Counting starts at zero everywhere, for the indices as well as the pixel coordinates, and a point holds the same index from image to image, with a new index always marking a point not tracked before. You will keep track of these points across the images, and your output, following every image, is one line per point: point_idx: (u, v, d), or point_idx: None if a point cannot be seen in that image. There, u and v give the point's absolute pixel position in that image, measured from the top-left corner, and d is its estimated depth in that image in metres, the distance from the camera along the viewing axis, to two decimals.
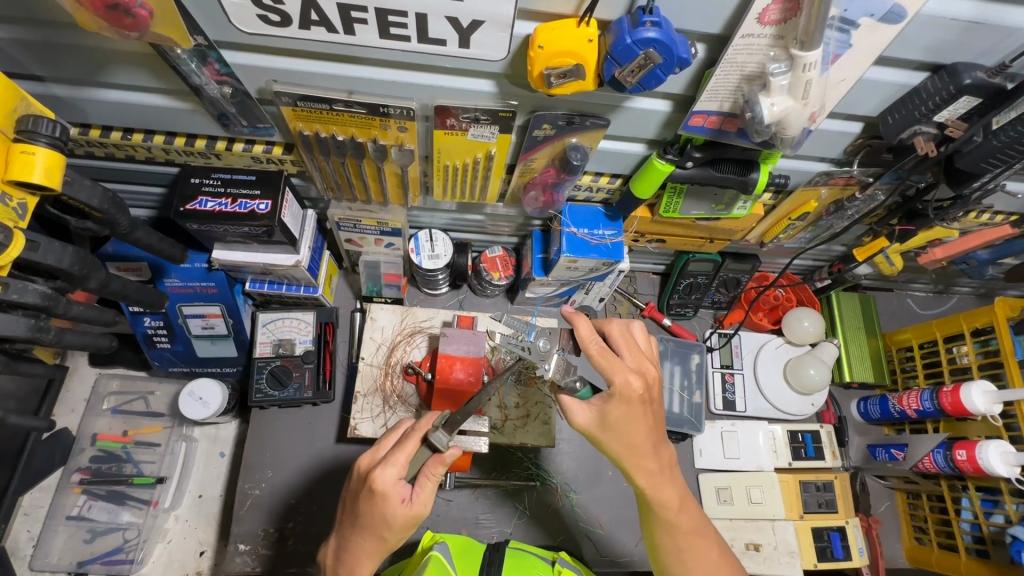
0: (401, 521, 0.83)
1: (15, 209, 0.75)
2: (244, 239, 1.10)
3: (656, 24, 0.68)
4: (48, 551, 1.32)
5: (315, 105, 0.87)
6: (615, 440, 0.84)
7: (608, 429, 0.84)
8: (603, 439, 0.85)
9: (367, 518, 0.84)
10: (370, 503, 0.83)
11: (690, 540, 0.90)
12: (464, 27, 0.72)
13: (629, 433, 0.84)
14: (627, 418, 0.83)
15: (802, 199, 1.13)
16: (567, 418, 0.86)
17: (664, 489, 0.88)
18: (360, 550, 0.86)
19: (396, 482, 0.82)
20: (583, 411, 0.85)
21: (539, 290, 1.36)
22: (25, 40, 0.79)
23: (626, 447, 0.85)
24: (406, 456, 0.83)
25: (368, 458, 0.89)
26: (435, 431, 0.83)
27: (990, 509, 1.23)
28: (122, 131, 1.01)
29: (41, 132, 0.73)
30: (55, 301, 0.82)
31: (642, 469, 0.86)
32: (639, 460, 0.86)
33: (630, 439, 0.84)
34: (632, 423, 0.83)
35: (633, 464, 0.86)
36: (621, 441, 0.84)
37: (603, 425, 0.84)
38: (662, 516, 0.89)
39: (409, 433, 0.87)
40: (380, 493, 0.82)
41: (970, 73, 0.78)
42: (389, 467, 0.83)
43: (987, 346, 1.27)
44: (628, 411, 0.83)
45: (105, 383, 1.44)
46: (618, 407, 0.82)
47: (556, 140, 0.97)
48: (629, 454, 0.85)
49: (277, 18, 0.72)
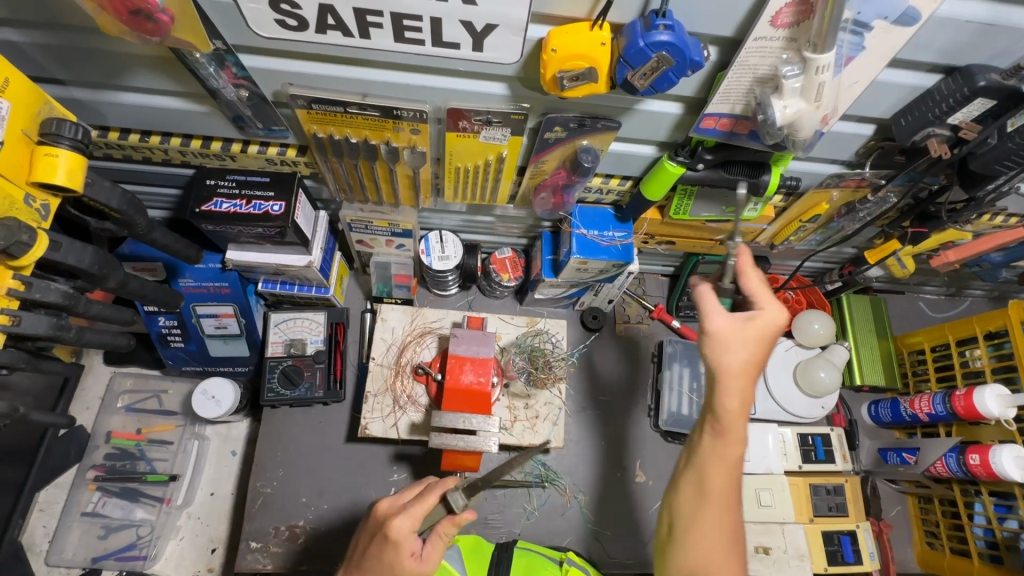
0: (405, 575, 0.83)
1: (38, 209, 0.77)
2: (258, 239, 1.11)
3: (669, 27, 0.69)
4: (64, 546, 1.34)
5: (329, 107, 0.88)
6: (739, 351, 0.81)
7: (745, 339, 0.82)
8: (725, 347, 0.82)
9: (374, 565, 0.84)
10: (381, 548, 0.84)
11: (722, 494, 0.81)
12: (478, 30, 0.73)
13: (745, 347, 0.81)
14: (760, 342, 0.82)
15: (813, 201, 1.12)
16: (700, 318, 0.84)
17: (738, 424, 0.81)
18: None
19: (410, 533, 0.83)
20: (722, 317, 0.83)
21: (548, 292, 1.37)
22: (48, 45, 0.81)
23: (743, 362, 0.81)
24: (423, 509, 0.83)
25: (388, 502, 0.90)
26: (454, 490, 0.84)
27: (1004, 514, 1.21)
28: (140, 134, 1.02)
29: (64, 135, 0.75)
30: (76, 300, 0.83)
31: (732, 392, 0.81)
32: (732, 385, 0.81)
33: (750, 359, 0.81)
34: (757, 345, 0.82)
35: (721, 388, 0.81)
36: (748, 356, 0.81)
37: (735, 337, 0.82)
38: (721, 438, 0.82)
39: (431, 486, 0.88)
40: (394, 541, 0.82)
41: (984, 75, 0.78)
42: (405, 515, 0.83)
43: (1001, 349, 1.26)
44: (772, 331, 0.82)
45: (119, 382, 1.46)
46: (756, 326, 0.82)
47: (567, 143, 0.97)
48: (743, 373, 0.81)
49: (295, 23, 0.73)
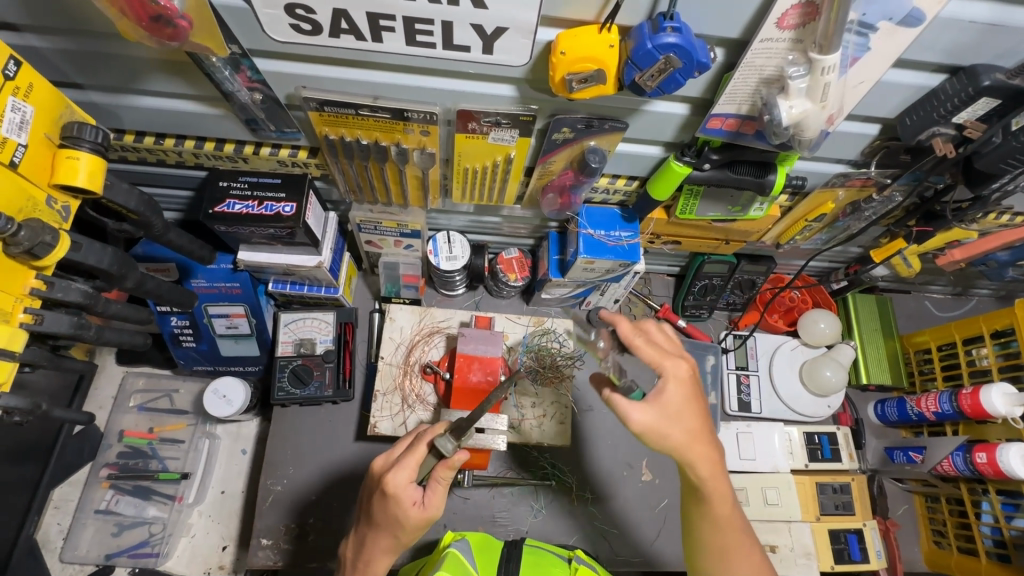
0: (413, 522, 0.85)
1: (59, 211, 0.78)
2: (269, 240, 1.13)
3: (676, 30, 0.70)
4: (78, 544, 1.36)
5: (341, 110, 0.90)
6: (675, 428, 0.82)
7: (671, 418, 0.82)
8: (666, 431, 0.82)
9: (382, 516, 0.87)
10: (384, 504, 0.86)
11: (735, 535, 0.87)
12: (489, 33, 0.74)
13: (682, 421, 0.82)
14: (683, 404, 0.83)
15: (819, 201, 1.13)
16: (623, 422, 0.82)
17: (724, 502, 0.85)
18: (376, 547, 0.89)
19: (408, 484, 0.85)
20: (641, 411, 0.81)
21: (555, 292, 1.38)
22: (68, 50, 0.83)
23: (691, 436, 0.82)
24: (415, 459, 0.85)
25: (381, 460, 0.92)
26: (441, 437, 0.85)
27: (1011, 512, 1.22)
28: (154, 136, 1.04)
29: (85, 138, 0.76)
30: (95, 299, 0.84)
31: (703, 460, 0.83)
32: (695, 454, 0.82)
33: (691, 427, 0.82)
34: (685, 410, 0.83)
35: (694, 454, 0.83)
36: (693, 428, 0.83)
37: (663, 416, 0.82)
38: (715, 515, 0.86)
39: (420, 436, 0.89)
40: (392, 495, 0.84)
41: (989, 74, 0.78)
42: (400, 469, 0.85)
43: (1007, 348, 1.27)
44: (687, 392, 0.83)
45: (132, 381, 1.48)
46: (677, 393, 0.83)
47: (575, 144, 0.98)
48: (692, 443, 0.82)
49: (309, 28, 0.74)
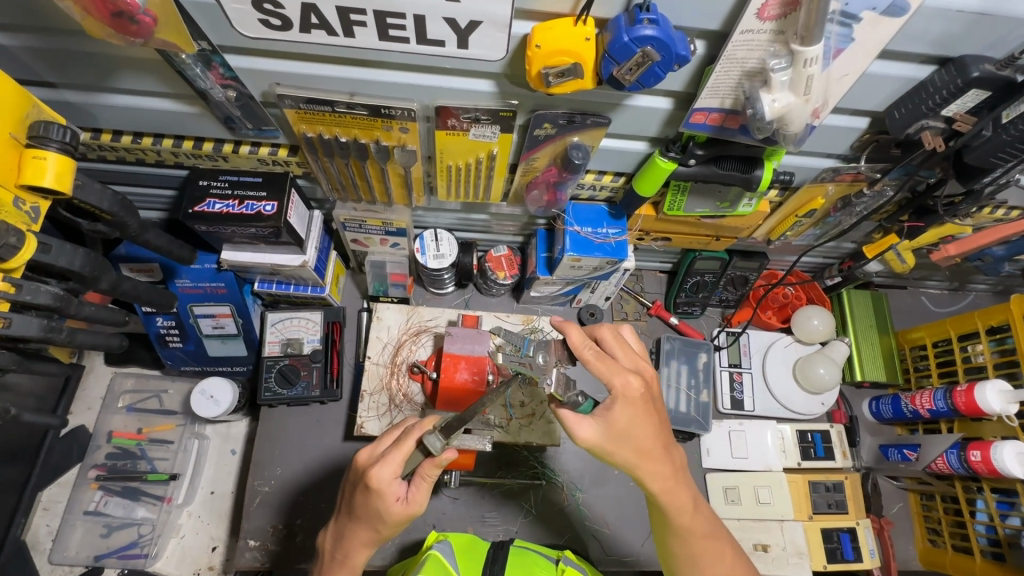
0: (394, 518, 0.84)
1: (28, 212, 0.78)
2: (252, 239, 1.11)
3: (653, 22, 0.68)
4: (67, 545, 1.36)
5: (318, 107, 0.88)
6: (624, 447, 0.81)
7: (619, 437, 0.81)
8: (613, 450, 0.81)
9: (363, 510, 0.86)
10: (366, 497, 0.85)
11: (704, 545, 0.89)
12: (462, 27, 0.72)
13: (631, 441, 0.81)
14: (632, 421, 0.81)
15: (809, 196, 1.11)
16: (572, 437, 0.82)
17: (683, 514, 0.87)
18: (355, 539, 0.88)
19: (392, 480, 0.83)
20: (587, 427, 0.81)
21: (544, 290, 1.36)
22: (37, 48, 0.82)
23: (641, 452, 0.82)
24: (401, 455, 0.84)
25: (367, 453, 0.91)
26: (430, 434, 0.83)
27: (1006, 510, 1.20)
28: (132, 135, 1.02)
29: (52, 138, 0.75)
30: (67, 302, 0.84)
31: (655, 476, 0.84)
32: (648, 468, 0.83)
33: (641, 443, 0.82)
34: (635, 426, 0.82)
35: (645, 471, 0.83)
36: (641, 444, 0.82)
37: (611, 436, 0.81)
38: (677, 526, 0.87)
39: (409, 431, 0.87)
40: (376, 490, 0.83)
41: (978, 65, 0.77)
42: (385, 464, 0.84)
43: (1003, 344, 1.24)
44: (637, 410, 0.82)
45: (120, 382, 1.48)
46: (622, 412, 0.81)
47: (557, 140, 0.97)
48: (642, 460, 0.82)
49: (279, 23, 0.73)
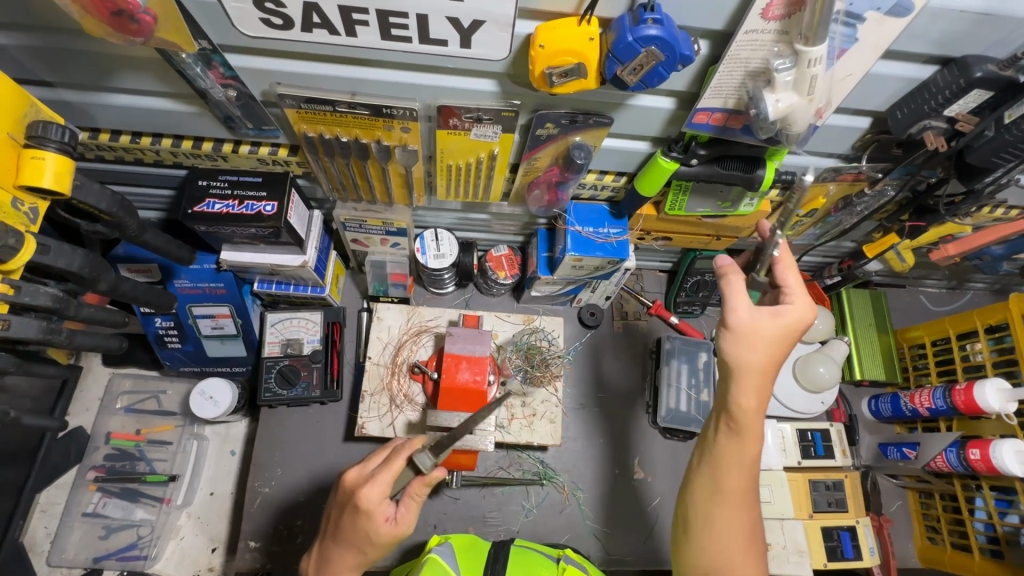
0: (383, 539, 0.84)
1: (26, 213, 0.77)
2: (251, 240, 1.11)
3: (658, 21, 0.68)
4: (65, 546, 1.35)
5: (319, 107, 0.88)
6: (759, 352, 0.82)
7: (750, 336, 0.82)
8: (736, 348, 0.82)
9: (352, 533, 0.85)
10: (353, 519, 0.84)
11: (740, 500, 0.84)
12: (465, 27, 0.72)
13: (751, 354, 0.81)
14: (771, 346, 0.82)
15: (811, 195, 1.11)
16: (726, 303, 0.83)
17: (739, 471, 0.83)
18: (342, 563, 0.87)
19: (381, 500, 0.83)
20: (743, 308, 0.82)
21: (544, 289, 1.36)
22: (34, 47, 0.81)
23: (750, 364, 0.81)
24: (391, 474, 0.84)
25: (356, 472, 0.90)
26: (420, 452, 0.86)
27: (1005, 508, 1.20)
28: (130, 134, 1.02)
29: (50, 138, 0.75)
30: (65, 303, 0.84)
31: (749, 394, 0.82)
32: (744, 386, 0.81)
33: (764, 363, 0.82)
34: (778, 338, 0.82)
35: (741, 395, 0.82)
36: (757, 360, 0.81)
37: (747, 334, 0.82)
38: (723, 477, 0.84)
39: (397, 450, 0.88)
40: (365, 510, 0.83)
41: (981, 65, 0.76)
42: (374, 485, 0.83)
43: (1001, 343, 1.25)
44: (789, 333, 0.83)
45: (119, 382, 1.47)
46: (780, 319, 0.83)
47: (560, 139, 0.96)
48: (747, 372, 0.82)
49: (280, 22, 0.72)
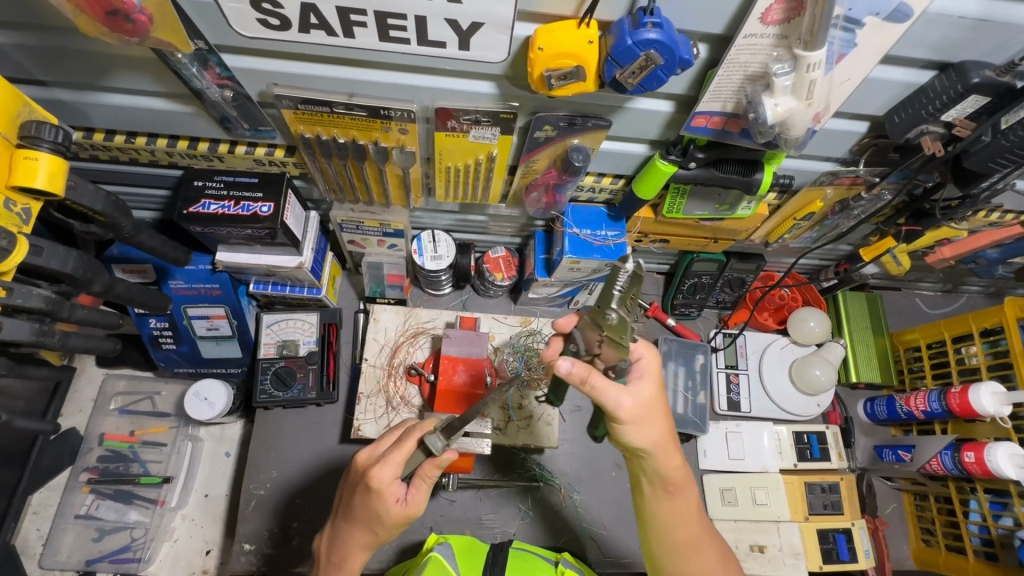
0: (393, 519, 0.84)
1: (19, 214, 0.76)
2: (247, 240, 1.10)
3: (657, 25, 0.68)
4: (57, 549, 1.34)
5: (316, 108, 0.87)
6: (651, 428, 0.80)
7: (646, 411, 0.79)
8: (638, 425, 0.79)
9: (362, 512, 0.85)
10: (365, 498, 0.84)
11: (695, 541, 0.89)
12: (464, 29, 0.72)
13: (651, 429, 0.80)
14: (655, 407, 0.80)
15: (807, 199, 1.11)
16: (609, 407, 0.77)
17: (689, 521, 0.88)
18: (354, 542, 0.88)
19: (392, 481, 0.83)
20: (624, 397, 0.77)
21: (541, 291, 1.36)
22: (27, 46, 0.80)
23: (656, 440, 0.81)
24: (402, 455, 0.83)
25: (367, 454, 0.90)
26: (431, 434, 0.82)
27: (999, 511, 1.21)
28: (125, 134, 1.01)
29: (44, 138, 0.74)
30: (59, 305, 0.83)
31: (670, 456, 0.83)
32: (666, 454, 0.83)
33: (667, 427, 0.82)
34: (657, 397, 0.81)
35: (660, 461, 0.83)
36: (660, 429, 0.81)
37: (640, 410, 0.79)
38: (677, 535, 0.88)
39: (409, 431, 0.87)
40: (376, 490, 0.82)
41: (978, 71, 0.77)
42: (386, 464, 0.83)
43: (996, 347, 1.26)
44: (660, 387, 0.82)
45: (112, 384, 1.46)
46: (647, 381, 0.80)
47: (558, 141, 0.96)
48: (664, 446, 0.82)
49: (277, 23, 0.72)
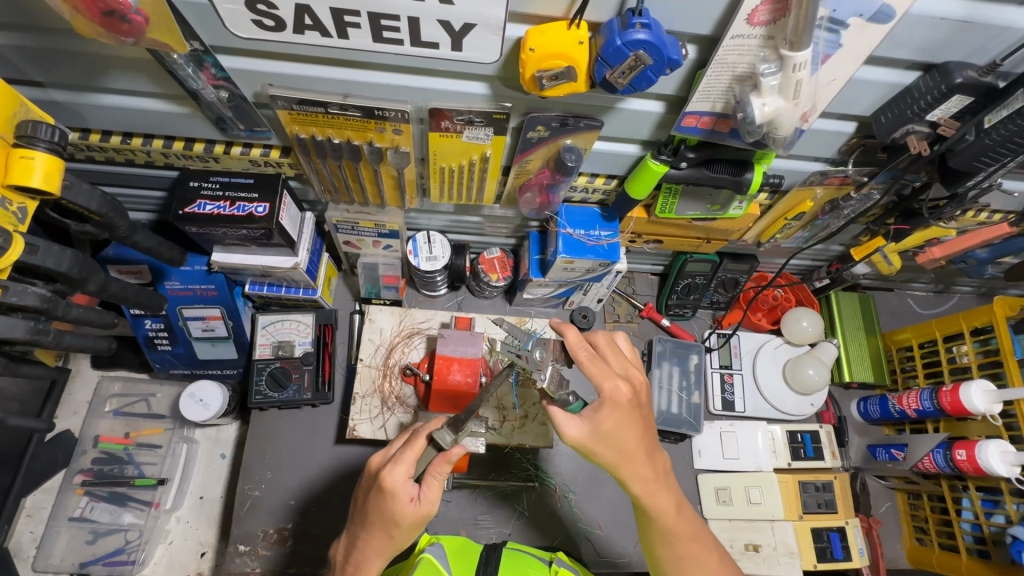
0: (408, 520, 0.84)
1: (15, 213, 0.76)
2: (243, 241, 1.11)
3: (645, 26, 0.69)
4: (50, 552, 1.33)
5: (311, 108, 0.88)
6: (609, 447, 0.82)
7: (605, 438, 0.82)
8: (597, 450, 0.82)
9: (375, 514, 0.86)
10: (379, 501, 0.85)
11: (689, 548, 0.90)
12: (457, 30, 0.73)
13: (617, 446, 0.83)
14: (618, 425, 0.82)
15: (798, 199, 1.12)
16: (560, 434, 0.83)
17: (680, 526, 0.89)
18: (369, 547, 0.87)
19: (405, 481, 0.83)
20: (575, 426, 0.82)
21: (537, 292, 1.37)
22: (26, 47, 0.81)
23: (618, 458, 0.83)
24: (413, 453, 0.85)
25: (380, 457, 0.91)
26: (440, 429, 0.85)
27: (990, 508, 1.22)
28: (122, 135, 1.02)
29: (40, 137, 0.74)
30: (54, 303, 0.84)
31: (637, 475, 0.85)
32: (633, 468, 0.84)
33: (625, 446, 0.83)
34: (618, 428, 0.82)
35: (628, 472, 0.85)
36: (627, 445, 0.83)
37: (597, 437, 0.82)
38: (673, 545, 0.89)
39: (418, 432, 0.89)
40: (389, 490, 0.83)
41: (961, 72, 0.78)
42: (397, 465, 0.84)
43: (987, 346, 1.27)
44: (622, 416, 0.82)
45: (107, 386, 1.45)
46: (603, 417, 0.82)
47: (550, 142, 0.97)
48: (625, 461, 0.83)
49: (272, 23, 0.73)
